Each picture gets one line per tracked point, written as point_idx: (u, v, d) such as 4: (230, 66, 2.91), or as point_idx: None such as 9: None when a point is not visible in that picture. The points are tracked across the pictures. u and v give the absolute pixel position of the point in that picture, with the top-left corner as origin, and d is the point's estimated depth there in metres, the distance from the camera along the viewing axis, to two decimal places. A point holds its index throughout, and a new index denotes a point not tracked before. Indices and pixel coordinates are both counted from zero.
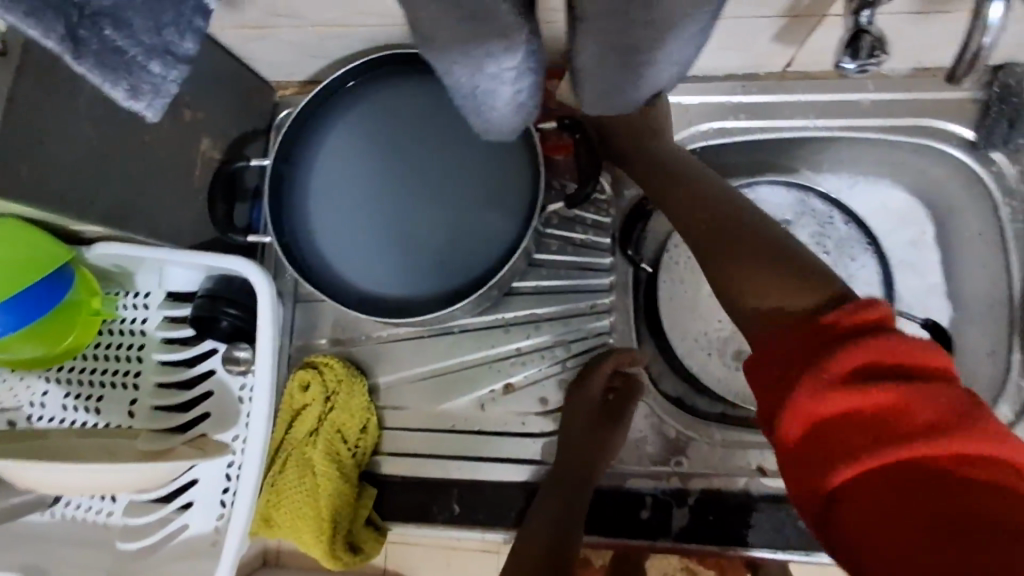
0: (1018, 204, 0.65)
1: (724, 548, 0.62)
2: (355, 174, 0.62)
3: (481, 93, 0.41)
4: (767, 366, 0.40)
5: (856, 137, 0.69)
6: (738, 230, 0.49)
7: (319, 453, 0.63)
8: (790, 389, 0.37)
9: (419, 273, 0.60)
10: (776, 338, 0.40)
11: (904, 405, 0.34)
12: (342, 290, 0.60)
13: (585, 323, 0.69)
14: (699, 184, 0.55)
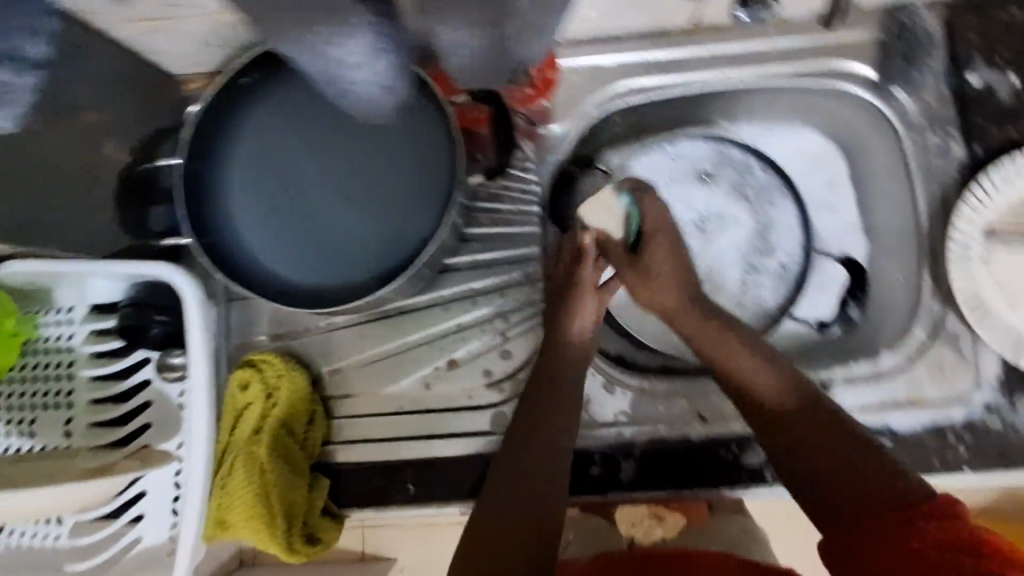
0: (920, 137, 0.67)
1: (670, 493, 0.65)
2: (272, 166, 0.61)
3: (341, 81, 0.43)
4: (851, 511, 0.49)
5: (766, 85, 0.71)
6: (801, 413, 0.55)
7: (264, 450, 0.63)
8: (875, 527, 0.47)
9: (348, 259, 0.60)
10: (859, 499, 0.49)
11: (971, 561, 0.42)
12: (273, 285, 0.60)
13: (521, 293, 0.70)
14: (757, 352, 0.59)
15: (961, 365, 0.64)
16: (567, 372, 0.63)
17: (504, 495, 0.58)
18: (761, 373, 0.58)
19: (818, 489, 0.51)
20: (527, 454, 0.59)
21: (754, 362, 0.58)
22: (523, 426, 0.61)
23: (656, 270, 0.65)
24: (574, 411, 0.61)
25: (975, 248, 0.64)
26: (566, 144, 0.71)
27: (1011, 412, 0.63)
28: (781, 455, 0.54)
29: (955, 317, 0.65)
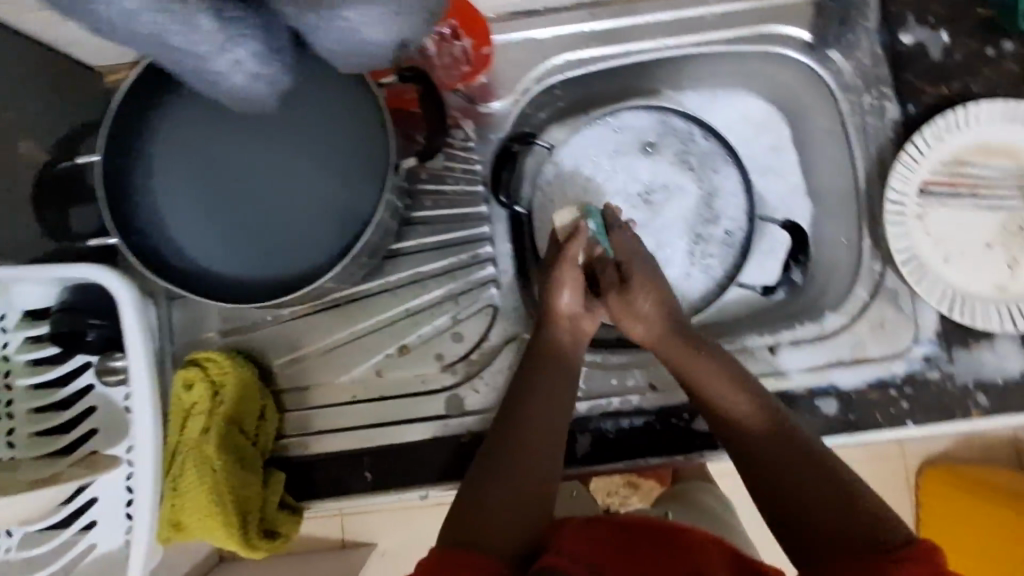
0: (856, 98, 0.68)
1: (627, 463, 0.65)
2: (204, 159, 0.59)
3: (201, 72, 0.35)
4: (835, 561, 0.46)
5: (704, 53, 0.71)
6: (784, 454, 0.54)
7: (214, 448, 0.62)
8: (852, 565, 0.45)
9: (283, 251, 0.59)
10: (841, 547, 0.47)
11: None
12: (211, 280, 0.59)
13: (470, 274, 0.69)
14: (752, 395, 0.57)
15: (901, 322, 0.65)
16: (556, 361, 0.62)
17: (497, 474, 0.55)
18: (742, 412, 0.57)
19: (801, 533, 0.50)
20: (523, 437, 0.57)
21: (743, 400, 0.57)
22: (518, 413, 0.59)
23: (637, 292, 0.62)
24: (566, 401, 0.60)
25: (908, 205, 0.66)
26: (507, 122, 0.70)
27: (949, 363, 0.64)
28: (765, 500, 0.53)
29: (895, 275, 0.67)
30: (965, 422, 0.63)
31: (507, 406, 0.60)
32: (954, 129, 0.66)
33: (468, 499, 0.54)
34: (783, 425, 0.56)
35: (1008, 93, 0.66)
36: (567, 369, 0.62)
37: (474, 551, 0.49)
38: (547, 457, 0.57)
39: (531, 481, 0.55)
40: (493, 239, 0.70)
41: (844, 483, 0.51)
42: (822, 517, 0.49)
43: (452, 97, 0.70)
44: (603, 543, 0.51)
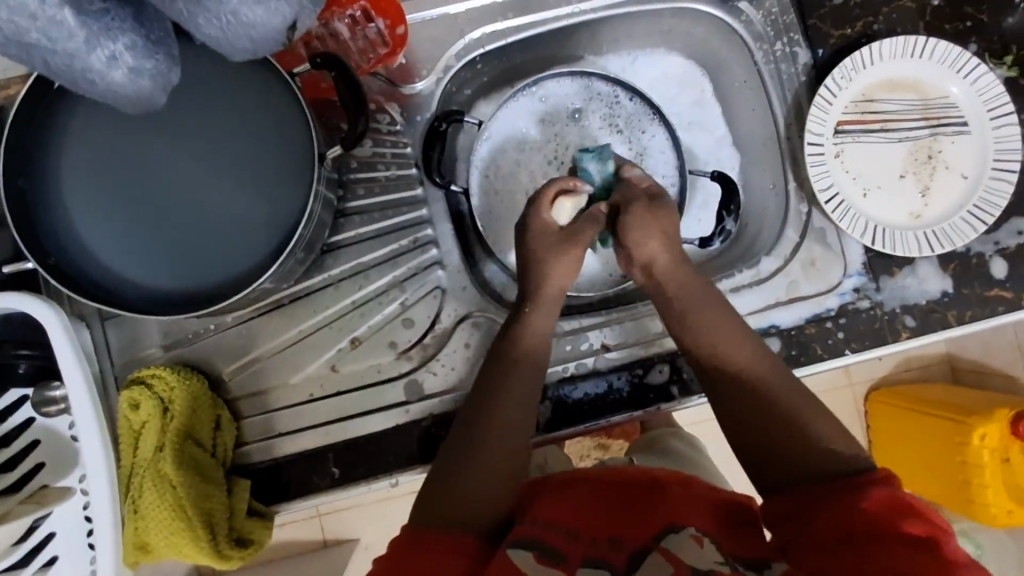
0: (768, 47, 0.70)
1: (589, 424, 0.67)
2: (119, 170, 0.57)
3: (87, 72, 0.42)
4: (802, 484, 0.50)
5: (618, 14, 0.72)
6: (780, 390, 0.55)
7: (169, 465, 0.60)
8: (815, 488, 0.49)
9: (216, 256, 0.57)
10: (815, 477, 0.50)
11: (882, 504, 0.45)
12: (142, 296, 0.57)
13: (413, 259, 0.69)
14: (763, 360, 0.57)
15: (830, 258, 0.69)
16: None
17: (471, 453, 0.55)
18: (754, 364, 0.57)
19: (777, 466, 0.52)
20: (497, 410, 0.57)
21: (756, 362, 0.57)
22: (494, 385, 0.58)
23: (659, 219, 0.61)
24: (539, 375, 0.60)
25: (826, 145, 0.69)
26: (432, 101, 0.70)
27: (876, 292, 0.68)
28: (747, 439, 0.54)
29: (820, 213, 0.70)
30: (895, 345, 0.67)
31: (485, 382, 0.59)
32: (861, 69, 0.69)
33: (439, 481, 0.54)
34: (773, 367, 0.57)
35: (907, 29, 0.69)
36: (539, 346, 0.61)
37: (453, 530, 0.50)
38: (515, 427, 0.56)
39: (507, 453, 0.55)
40: (433, 221, 0.69)
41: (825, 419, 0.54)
42: (811, 447, 0.52)
43: (374, 81, 0.69)
44: (577, 498, 0.52)
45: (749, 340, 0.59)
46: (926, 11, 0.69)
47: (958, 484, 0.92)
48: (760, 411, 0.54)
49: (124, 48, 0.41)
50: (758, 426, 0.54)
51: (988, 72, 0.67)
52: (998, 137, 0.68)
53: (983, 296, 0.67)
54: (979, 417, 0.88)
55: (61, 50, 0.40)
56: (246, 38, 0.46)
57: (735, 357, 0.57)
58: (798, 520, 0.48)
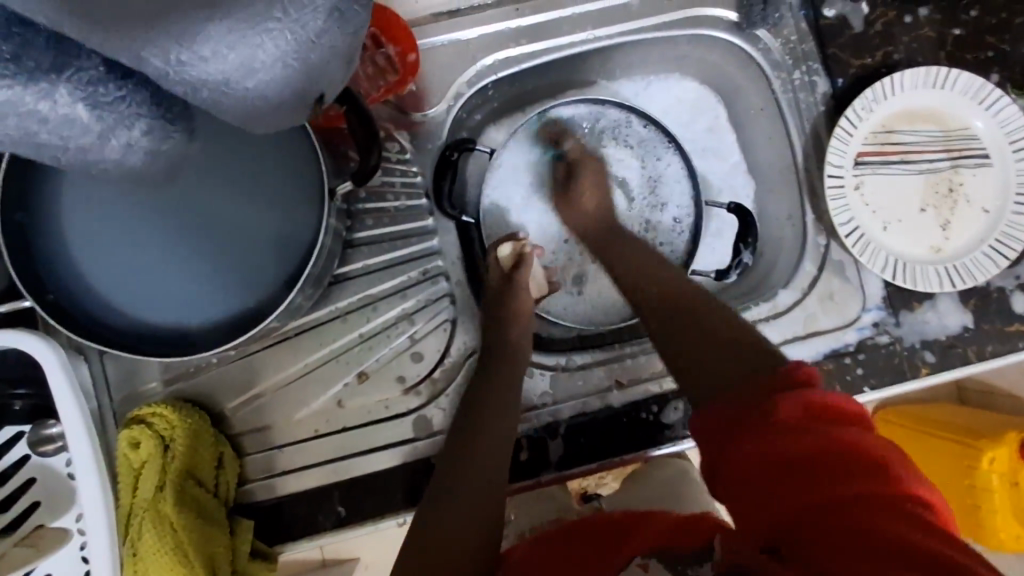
0: (786, 75, 0.69)
1: (602, 462, 0.65)
2: (113, 203, 0.54)
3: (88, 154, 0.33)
4: (724, 423, 0.44)
5: (634, 41, 0.70)
6: (692, 311, 0.57)
7: (171, 506, 0.58)
8: (737, 423, 0.43)
9: (218, 295, 0.55)
10: (733, 398, 0.45)
11: (809, 426, 0.39)
12: (142, 336, 0.55)
13: (422, 291, 0.67)
14: (693, 298, 0.58)
15: (848, 292, 0.67)
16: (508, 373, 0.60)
17: (461, 471, 0.53)
18: (686, 297, 0.58)
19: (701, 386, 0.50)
20: (482, 399, 0.58)
21: (689, 296, 0.59)
22: (478, 403, 0.58)
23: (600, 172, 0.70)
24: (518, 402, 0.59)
25: (846, 177, 0.68)
26: (442, 130, 0.68)
27: (896, 327, 0.66)
28: (674, 359, 0.54)
29: (839, 246, 0.68)
30: (914, 382, 0.66)
31: (468, 402, 0.59)
32: (882, 100, 0.67)
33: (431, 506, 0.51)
34: (690, 295, 0.59)
35: (928, 58, 0.68)
36: (514, 368, 0.61)
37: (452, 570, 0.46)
38: (499, 446, 0.55)
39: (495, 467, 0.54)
40: (444, 253, 0.68)
41: (736, 326, 0.53)
42: (728, 359, 0.50)
43: (383, 108, 0.67)
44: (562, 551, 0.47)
45: (677, 279, 0.62)
46: (947, 41, 0.68)
47: (966, 509, 0.91)
48: (679, 329, 0.55)
49: (140, 135, 0.33)
50: (676, 346, 0.54)
51: (1011, 105, 0.66)
52: (1020, 170, 0.66)
53: (1004, 331, 0.66)
54: (989, 440, 0.86)
55: (74, 147, 0.32)
56: (263, 103, 0.35)
57: (671, 291, 0.60)
58: (722, 453, 0.43)
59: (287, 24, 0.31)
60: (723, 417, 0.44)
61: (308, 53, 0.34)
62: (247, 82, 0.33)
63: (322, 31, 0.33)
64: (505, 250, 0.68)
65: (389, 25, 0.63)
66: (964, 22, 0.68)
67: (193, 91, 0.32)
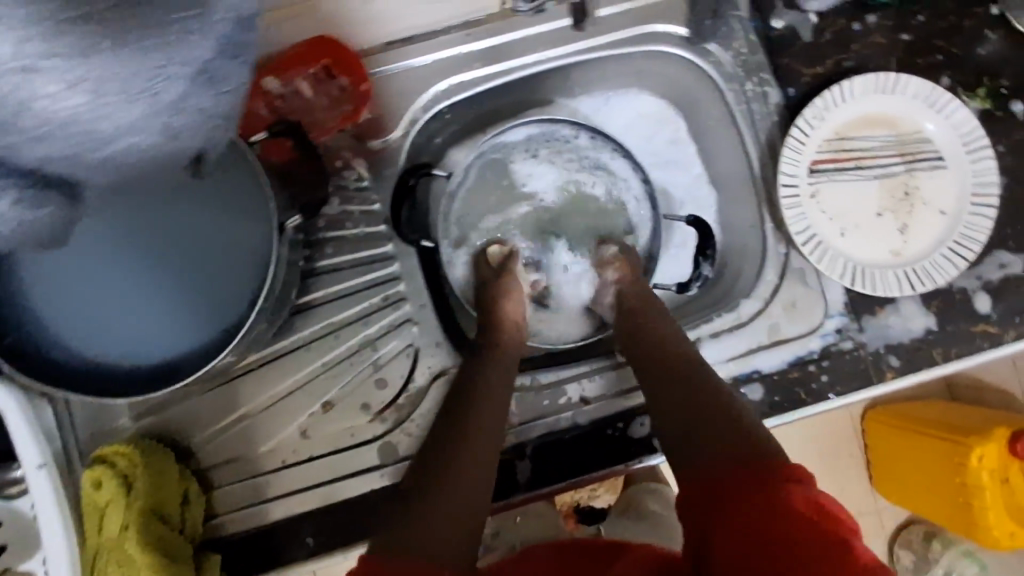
0: (739, 87, 0.69)
1: (570, 480, 0.65)
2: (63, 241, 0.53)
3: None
4: (721, 493, 0.48)
5: (587, 60, 0.70)
6: (694, 381, 0.58)
7: (136, 545, 0.58)
8: (734, 497, 0.47)
9: (168, 333, 0.55)
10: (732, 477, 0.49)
11: (807, 515, 0.43)
12: (92, 378, 0.54)
13: (384, 317, 0.67)
14: (692, 366, 0.60)
15: (811, 299, 0.67)
16: (493, 395, 0.59)
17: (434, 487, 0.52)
18: (684, 359, 0.61)
19: (692, 460, 0.52)
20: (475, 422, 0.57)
21: (686, 359, 0.61)
22: (467, 403, 0.58)
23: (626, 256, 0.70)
24: (507, 395, 0.60)
25: (801, 186, 0.68)
26: (400, 154, 0.68)
27: (860, 332, 0.66)
28: (677, 418, 0.57)
29: (799, 254, 0.68)
30: (881, 386, 0.66)
31: (454, 405, 0.59)
32: (833, 108, 0.67)
33: (415, 511, 0.51)
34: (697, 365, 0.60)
35: (880, 65, 0.68)
36: (509, 376, 0.61)
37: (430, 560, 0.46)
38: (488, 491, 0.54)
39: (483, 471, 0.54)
40: (406, 278, 0.68)
41: (737, 408, 0.55)
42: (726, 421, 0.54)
43: (341, 136, 0.67)
44: None
45: (674, 336, 0.63)
46: (898, 46, 0.68)
47: (955, 505, 0.84)
48: (682, 387, 0.58)
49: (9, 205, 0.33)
50: (679, 405, 0.57)
51: (963, 107, 0.66)
52: (975, 171, 0.67)
53: (968, 332, 0.66)
54: (978, 436, 0.80)
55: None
56: (161, 163, 0.36)
57: (671, 349, 0.62)
58: (717, 517, 0.46)
59: (140, 98, 0.31)
60: (713, 483, 0.49)
61: (179, 117, 0.33)
62: (120, 152, 0.33)
63: (184, 96, 0.33)
64: (494, 250, 0.71)
65: (339, 56, 0.63)
66: (913, 27, 0.68)
67: (74, 172, 0.33)
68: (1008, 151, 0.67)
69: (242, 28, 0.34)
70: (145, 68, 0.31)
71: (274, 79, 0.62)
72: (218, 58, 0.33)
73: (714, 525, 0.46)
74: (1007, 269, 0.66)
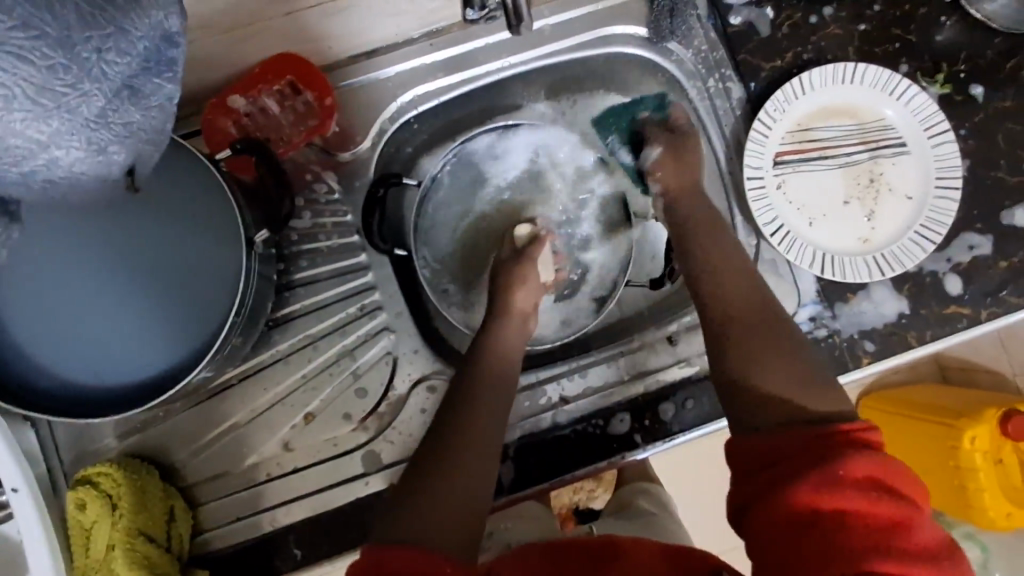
0: (701, 83, 0.70)
1: (553, 481, 0.66)
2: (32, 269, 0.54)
3: None
4: (778, 447, 0.47)
5: (551, 64, 0.72)
6: (779, 342, 0.56)
7: (123, 564, 0.58)
8: (795, 456, 0.46)
9: (141, 352, 0.55)
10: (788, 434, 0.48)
11: (877, 491, 0.42)
12: (67, 398, 0.55)
13: (360, 327, 0.68)
14: (765, 312, 0.59)
15: (784, 289, 0.68)
16: (485, 388, 0.58)
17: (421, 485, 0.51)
18: (753, 300, 0.60)
19: (754, 413, 0.52)
20: (471, 413, 0.56)
21: (756, 299, 0.60)
22: (466, 395, 0.58)
23: (683, 152, 0.69)
24: (510, 385, 0.60)
25: (767, 178, 0.69)
26: (370, 166, 0.69)
27: (833, 319, 0.67)
28: (747, 356, 0.55)
29: (769, 246, 0.69)
30: (857, 372, 0.66)
31: (455, 397, 0.58)
32: (792, 100, 0.69)
33: (404, 503, 0.50)
34: (783, 328, 0.58)
35: (837, 55, 0.69)
36: (511, 367, 0.61)
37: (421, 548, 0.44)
38: (482, 497, 0.52)
39: (480, 464, 0.53)
40: (381, 288, 0.68)
41: (815, 374, 0.54)
42: (793, 368, 0.54)
43: (310, 151, 0.68)
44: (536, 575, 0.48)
45: (745, 277, 0.62)
46: (854, 36, 0.69)
47: (953, 490, 0.83)
48: (756, 330, 0.57)
49: None
50: (746, 347, 0.56)
51: (921, 93, 0.67)
52: (938, 154, 0.68)
53: (941, 314, 0.66)
54: (968, 418, 0.80)
55: None
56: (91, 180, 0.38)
57: (735, 291, 0.61)
58: (771, 474, 0.46)
59: (55, 113, 0.32)
60: (766, 441, 0.49)
61: (99, 132, 0.35)
62: (41, 166, 0.34)
63: (106, 109, 0.34)
64: (521, 230, 0.71)
65: (304, 72, 0.64)
66: (868, 17, 0.70)
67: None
68: (970, 134, 0.68)
69: (167, 44, 0.36)
70: (58, 85, 0.32)
71: (241, 97, 0.64)
72: (141, 74, 0.35)
73: (770, 478, 0.46)
74: (976, 250, 0.67)
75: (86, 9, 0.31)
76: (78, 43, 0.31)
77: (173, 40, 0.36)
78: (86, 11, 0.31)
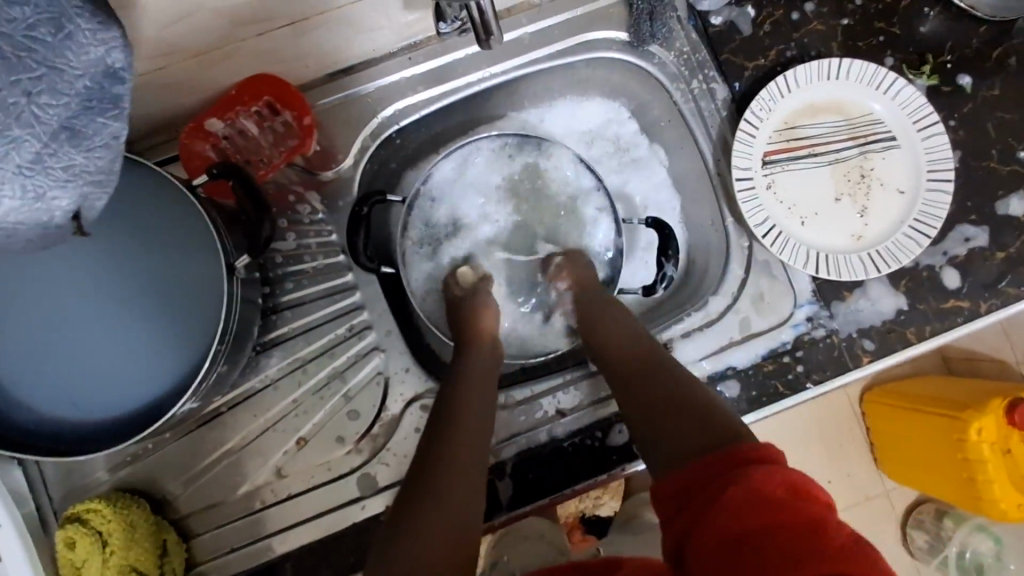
0: (685, 85, 0.69)
1: (553, 496, 0.64)
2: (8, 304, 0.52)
3: None
4: (683, 491, 0.43)
5: (532, 72, 0.71)
6: (672, 385, 0.53)
7: None
8: (699, 493, 0.42)
9: (123, 385, 0.54)
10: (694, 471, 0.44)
11: (771, 499, 0.38)
12: (48, 434, 0.54)
13: (349, 349, 0.66)
14: (662, 360, 0.57)
15: (778, 290, 0.67)
16: (471, 409, 0.57)
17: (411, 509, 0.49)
18: (645, 350, 0.59)
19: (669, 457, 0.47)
20: (458, 432, 0.55)
21: (649, 349, 0.59)
22: (455, 413, 0.57)
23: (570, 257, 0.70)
24: (491, 407, 0.58)
25: (756, 178, 0.68)
26: (353, 183, 0.68)
27: (831, 319, 0.66)
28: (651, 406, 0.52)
29: (761, 247, 0.68)
30: (857, 371, 0.65)
31: (440, 415, 0.57)
32: (778, 98, 0.68)
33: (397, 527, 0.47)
34: (672, 370, 0.55)
35: (821, 51, 0.69)
36: (491, 390, 0.60)
37: None
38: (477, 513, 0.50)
39: (471, 487, 0.51)
40: (369, 307, 0.67)
41: (712, 402, 0.50)
42: (695, 401, 0.51)
43: (291, 171, 0.67)
44: None
45: (636, 332, 0.61)
46: (837, 31, 0.69)
47: (962, 481, 0.80)
48: (648, 381, 0.55)
49: None
50: (647, 398, 0.53)
51: (908, 86, 0.67)
52: (928, 146, 0.67)
53: (938, 308, 0.65)
54: (973, 410, 0.76)
55: None
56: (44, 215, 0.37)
57: (630, 343, 0.60)
58: (688, 519, 0.41)
59: None
60: (678, 484, 0.44)
61: (34, 178, 0.35)
62: None
63: (42, 153, 0.35)
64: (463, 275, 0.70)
65: (281, 94, 0.63)
66: (851, 11, 0.69)
67: None
68: (959, 125, 0.67)
69: (111, 80, 0.36)
70: None
71: (218, 120, 0.63)
72: (82, 114, 0.36)
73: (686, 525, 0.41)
74: (972, 242, 0.66)
75: (9, 51, 0.32)
76: (4, 89, 0.32)
77: (118, 75, 0.36)
78: (10, 52, 0.32)
